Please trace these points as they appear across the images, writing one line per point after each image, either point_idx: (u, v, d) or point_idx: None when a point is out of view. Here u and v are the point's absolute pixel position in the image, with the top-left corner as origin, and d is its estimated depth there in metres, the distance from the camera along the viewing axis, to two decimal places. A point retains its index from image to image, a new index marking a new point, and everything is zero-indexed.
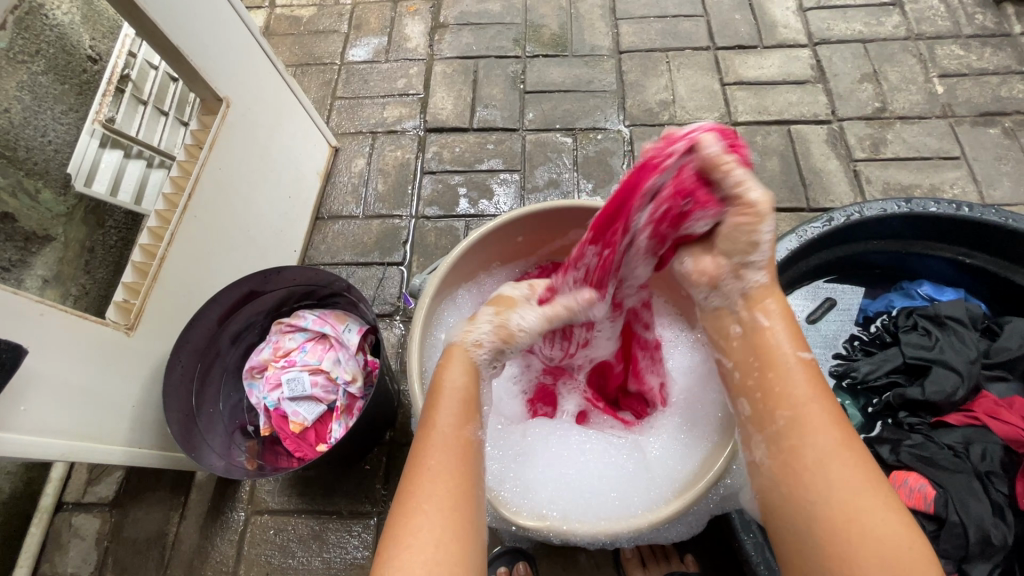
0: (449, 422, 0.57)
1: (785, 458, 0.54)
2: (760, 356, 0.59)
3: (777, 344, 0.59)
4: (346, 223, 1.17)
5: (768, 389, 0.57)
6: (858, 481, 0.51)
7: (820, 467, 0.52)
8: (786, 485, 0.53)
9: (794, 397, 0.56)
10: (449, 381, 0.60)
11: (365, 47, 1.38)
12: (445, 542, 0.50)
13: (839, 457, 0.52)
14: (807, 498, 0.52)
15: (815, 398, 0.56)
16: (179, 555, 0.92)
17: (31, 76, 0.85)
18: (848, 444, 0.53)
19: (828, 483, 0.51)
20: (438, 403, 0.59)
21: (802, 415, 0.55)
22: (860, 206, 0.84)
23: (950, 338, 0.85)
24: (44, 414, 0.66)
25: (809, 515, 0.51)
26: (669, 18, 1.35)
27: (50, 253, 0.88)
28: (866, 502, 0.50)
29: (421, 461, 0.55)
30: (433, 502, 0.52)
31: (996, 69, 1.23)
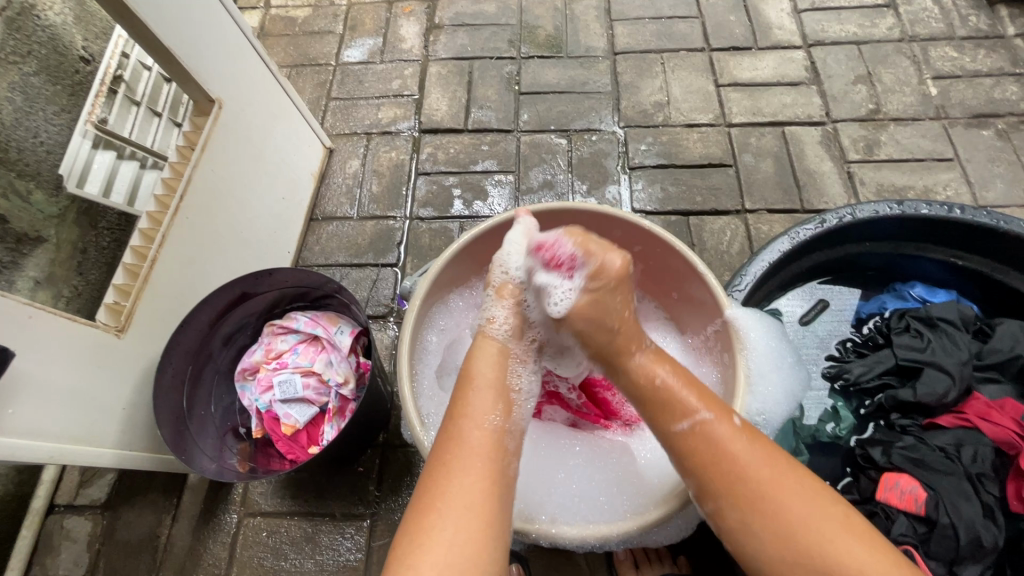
0: (475, 419, 0.58)
1: (722, 513, 0.55)
2: (661, 406, 0.59)
3: (677, 402, 0.58)
4: (340, 224, 1.17)
5: (689, 453, 0.57)
6: (802, 509, 0.52)
7: (761, 516, 0.53)
8: (733, 536, 0.55)
9: (712, 454, 0.56)
10: (479, 372, 0.63)
11: (360, 48, 1.38)
12: (462, 542, 0.50)
13: (776, 499, 0.53)
14: (755, 549, 0.53)
15: (734, 445, 0.55)
16: (171, 557, 0.91)
17: (23, 77, 0.87)
18: (786, 482, 0.54)
19: (768, 532, 0.53)
20: (468, 396, 0.60)
21: (755, 481, 0.54)
22: (852, 207, 0.84)
23: (942, 339, 0.85)
24: (32, 417, 0.66)
25: (763, 557, 0.53)
26: (664, 20, 1.35)
27: (41, 255, 0.89)
28: (816, 536, 0.51)
29: (442, 456, 0.55)
30: (451, 498, 0.52)
31: (990, 71, 1.23)
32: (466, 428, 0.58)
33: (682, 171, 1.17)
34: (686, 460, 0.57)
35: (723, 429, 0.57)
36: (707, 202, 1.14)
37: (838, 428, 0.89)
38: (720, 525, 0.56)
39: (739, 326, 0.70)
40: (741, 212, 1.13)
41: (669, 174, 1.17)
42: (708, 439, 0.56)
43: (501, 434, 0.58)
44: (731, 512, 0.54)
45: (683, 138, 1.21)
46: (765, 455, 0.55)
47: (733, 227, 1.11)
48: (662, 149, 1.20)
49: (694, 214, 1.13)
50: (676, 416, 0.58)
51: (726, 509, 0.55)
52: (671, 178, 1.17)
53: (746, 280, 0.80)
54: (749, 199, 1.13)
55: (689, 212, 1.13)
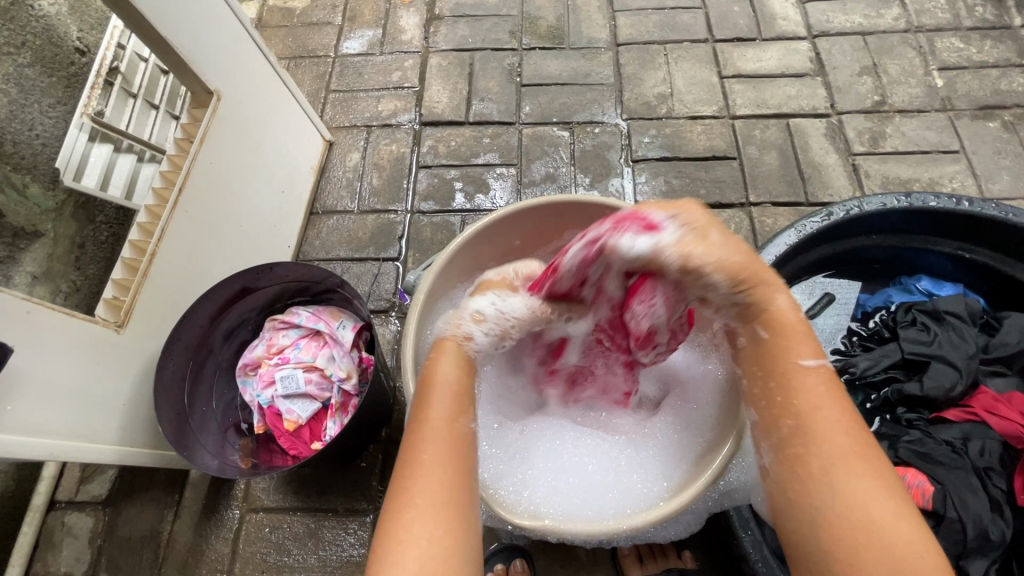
0: (442, 415, 0.56)
1: (797, 457, 0.52)
2: (772, 351, 0.56)
3: (793, 343, 0.56)
4: (340, 218, 1.16)
5: (784, 390, 0.55)
6: (872, 490, 0.49)
7: (829, 472, 0.50)
8: (790, 493, 0.52)
9: (805, 403, 0.53)
10: (442, 376, 0.59)
11: (359, 40, 1.36)
12: (433, 543, 0.48)
13: (853, 468, 0.50)
14: (814, 505, 0.50)
15: (827, 400, 0.53)
16: (174, 553, 0.91)
17: (17, 68, 0.85)
18: (866, 460, 0.51)
19: (834, 494, 0.49)
20: (432, 397, 0.57)
21: (836, 443, 0.51)
22: (859, 200, 0.84)
23: (948, 333, 0.85)
24: (31, 413, 0.65)
25: (817, 518, 0.50)
26: (667, 10, 1.34)
27: (40, 249, 0.87)
28: (880, 511, 0.48)
29: (413, 457, 0.53)
30: (423, 500, 0.50)
31: (996, 62, 1.22)
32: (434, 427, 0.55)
33: (685, 164, 1.16)
34: (785, 405, 0.54)
35: (831, 393, 0.54)
36: (711, 196, 1.13)
37: None
38: (782, 479, 0.53)
39: None
40: (745, 205, 1.12)
41: (672, 167, 1.16)
42: (815, 393, 0.54)
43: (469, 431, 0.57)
44: (807, 462, 0.52)
45: (686, 131, 1.20)
46: (853, 427, 0.53)
47: (736, 220, 1.10)
48: (665, 141, 1.19)
49: None
50: (801, 355, 0.55)
51: (802, 456, 0.52)
52: (675, 171, 1.16)
53: None
54: (753, 192, 1.12)
55: None
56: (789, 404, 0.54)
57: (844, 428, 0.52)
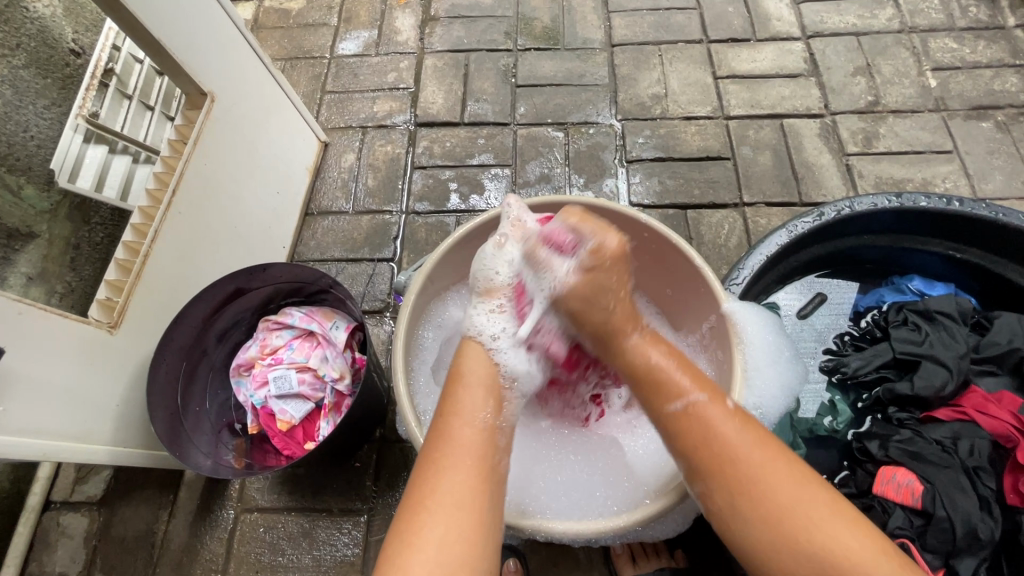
0: (466, 417, 0.58)
1: (709, 496, 0.55)
2: (653, 385, 0.61)
3: (673, 382, 0.59)
4: (335, 219, 1.16)
5: (679, 430, 0.58)
6: (794, 498, 0.52)
7: (745, 496, 0.53)
8: (720, 522, 0.55)
9: (700, 434, 0.56)
10: (468, 371, 0.63)
11: (355, 41, 1.36)
12: (452, 542, 0.50)
13: (763, 483, 0.53)
14: (739, 530, 0.53)
15: (724, 427, 0.56)
16: (168, 553, 0.91)
17: (12, 70, 0.85)
18: (777, 468, 0.53)
19: (754, 508, 0.52)
20: (457, 392, 0.61)
21: (746, 467, 0.54)
22: (851, 200, 0.84)
23: (939, 333, 0.85)
24: (25, 414, 0.66)
25: (747, 542, 0.53)
26: (661, 11, 1.34)
27: (34, 250, 0.87)
28: (800, 515, 0.51)
29: (431, 456, 0.55)
30: (441, 499, 0.52)
31: (990, 62, 1.22)
32: (458, 427, 0.58)
33: (679, 164, 1.16)
34: (677, 444, 0.58)
35: (718, 413, 0.57)
36: (705, 196, 1.13)
37: (836, 422, 0.88)
38: (709, 510, 0.56)
39: (736, 321, 0.69)
40: (739, 205, 1.12)
41: (666, 168, 1.16)
42: (704, 424, 0.56)
43: (493, 431, 0.59)
44: (720, 497, 0.54)
45: (680, 131, 1.20)
46: (755, 440, 0.55)
47: (730, 220, 1.10)
48: (660, 142, 1.19)
49: (692, 208, 1.12)
50: (670, 398, 0.59)
51: (713, 491, 0.54)
52: (669, 171, 1.16)
53: (744, 274, 0.80)
54: (747, 192, 1.13)
55: (687, 206, 1.12)
56: (678, 446, 0.57)
57: (752, 446, 0.55)
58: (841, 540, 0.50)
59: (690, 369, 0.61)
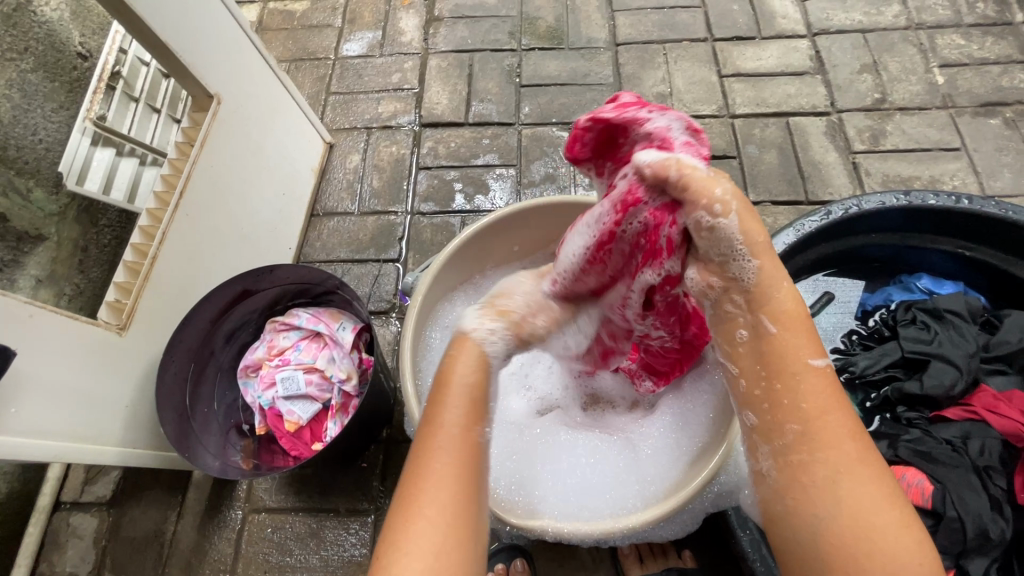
0: (461, 425, 0.49)
1: (795, 466, 0.47)
2: (777, 362, 0.48)
3: (798, 344, 0.48)
4: (341, 219, 1.16)
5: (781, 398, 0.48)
6: (880, 500, 0.44)
7: (834, 483, 0.45)
8: (790, 504, 0.47)
9: (812, 410, 0.47)
10: (460, 377, 0.51)
11: (359, 42, 1.36)
12: (439, 561, 0.44)
13: (855, 474, 0.45)
14: (813, 517, 0.45)
15: (831, 406, 0.47)
16: (177, 553, 0.92)
17: (20, 74, 0.86)
18: (872, 461, 0.46)
19: (843, 498, 0.44)
20: (444, 400, 0.50)
21: (844, 453, 0.45)
22: (858, 199, 0.84)
23: (949, 331, 0.84)
24: (35, 416, 0.66)
25: (821, 534, 0.45)
26: (666, 9, 1.34)
27: (43, 253, 0.88)
28: (885, 522, 0.44)
29: (418, 464, 0.47)
30: (429, 512, 0.45)
31: (998, 58, 1.22)
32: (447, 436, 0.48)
33: None
34: (780, 412, 0.48)
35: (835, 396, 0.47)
36: None
37: None
38: (785, 483, 0.47)
39: None
40: None
41: None
42: (819, 398, 0.47)
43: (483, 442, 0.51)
44: (809, 476, 0.46)
45: None
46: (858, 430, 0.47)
47: None
48: None
49: None
50: (793, 359, 0.48)
51: (803, 467, 0.46)
52: None
53: None
54: (753, 191, 1.12)
55: None
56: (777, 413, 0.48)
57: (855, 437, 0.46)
58: (923, 555, 0.43)
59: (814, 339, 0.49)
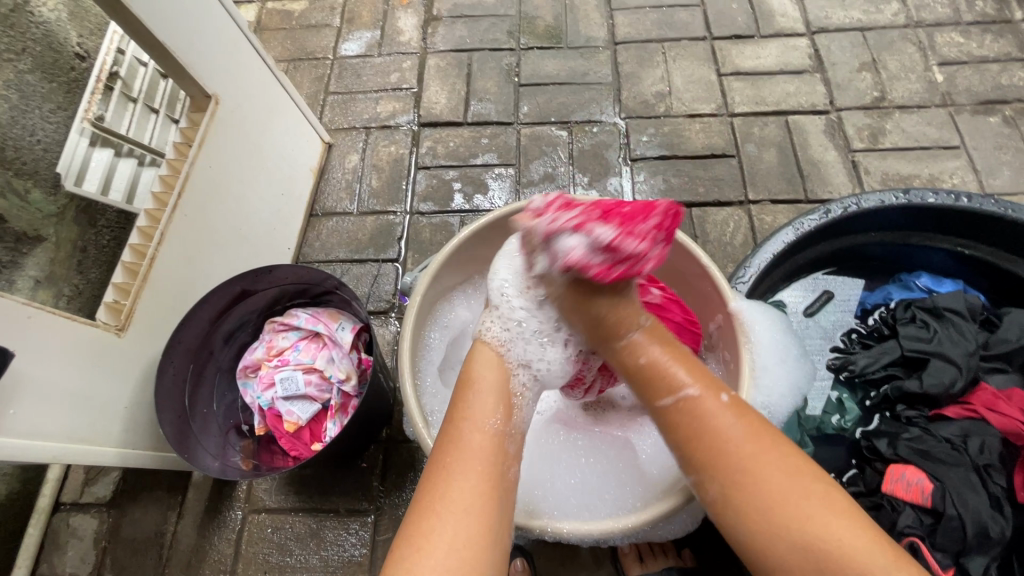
0: (476, 422, 0.57)
1: (705, 489, 0.53)
2: (647, 382, 0.59)
3: (668, 376, 0.58)
4: (340, 220, 1.16)
5: (675, 426, 0.56)
6: (787, 492, 0.50)
7: (739, 487, 0.51)
8: (720, 521, 0.53)
9: (696, 430, 0.55)
10: (479, 378, 0.62)
11: (358, 42, 1.36)
12: (460, 544, 0.49)
13: (760, 472, 0.51)
14: (736, 528, 0.51)
15: (719, 417, 0.54)
16: (177, 553, 0.92)
17: (18, 75, 0.86)
18: (769, 457, 0.51)
19: (744, 505, 0.51)
20: (466, 398, 0.60)
21: (741, 459, 0.52)
22: (857, 197, 0.83)
23: (948, 329, 0.84)
24: (33, 417, 0.66)
25: (742, 538, 0.51)
26: (665, 8, 1.33)
27: (42, 254, 0.88)
28: (794, 510, 0.49)
29: (441, 459, 0.54)
30: (451, 501, 0.51)
31: (997, 56, 1.21)
32: (466, 431, 0.57)
33: (683, 163, 1.16)
34: (675, 436, 0.56)
35: (715, 405, 0.55)
36: (710, 193, 1.13)
37: (843, 420, 0.89)
38: (706, 503, 0.54)
39: (744, 321, 0.69)
40: (744, 203, 1.11)
41: (671, 166, 1.16)
42: (696, 418, 0.55)
43: (502, 438, 0.57)
44: (714, 488, 0.53)
45: (685, 129, 1.20)
46: (754, 431, 0.53)
47: (736, 218, 1.10)
48: (664, 140, 1.19)
49: (697, 206, 1.12)
50: (660, 392, 0.58)
51: (708, 485, 0.53)
52: (673, 169, 1.16)
53: (750, 271, 0.80)
54: (752, 190, 1.12)
55: (691, 204, 1.12)
56: (674, 440, 0.56)
57: (745, 438, 0.53)
58: (837, 529, 0.48)
59: (691, 366, 0.58)
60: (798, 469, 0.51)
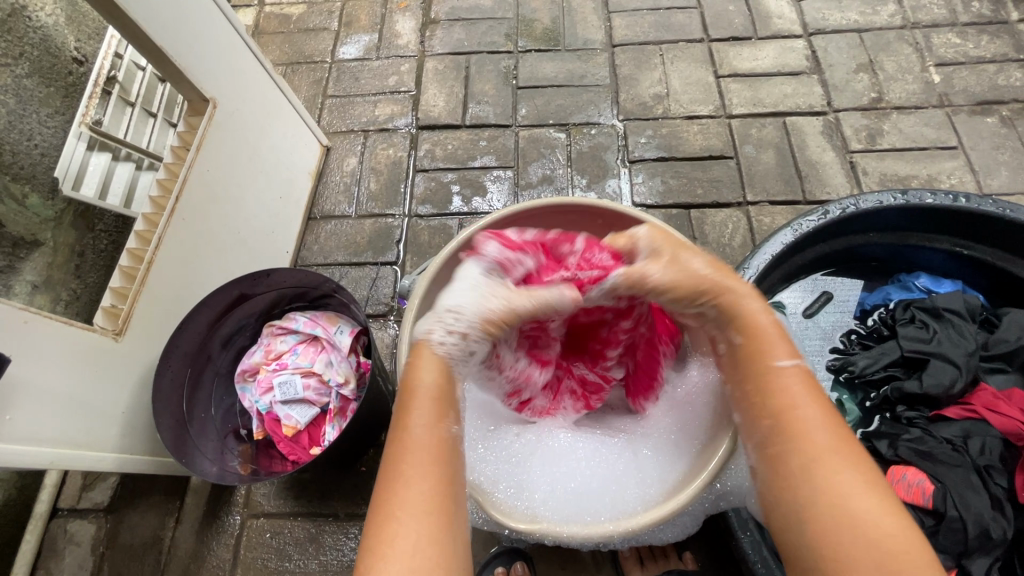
0: (420, 428, 0.56)
1: (779, 457, 0.54)
2: (753, 353, 0.59)
3: (770, 344, 0.59)
4: (338, 223, 1.16)
5: (758, 380, 0.58)
6: (860, 483, 0.50)
7: (816, 462, 0.52)
8: (778, 491, 0.53)
9: (786, 397, 0.55)
10: (421, 383, 0.59)
11: (355, 45, 1.36)
12: (422, 548, 0.49)
13: (836, 458, 0.51)
14: (795, 501, 0.52)
15: (808, 396, 0.55)
16: (175, 559, 0.91)
17: (16, 79, 0.86)
18: (849, 449, 0.52)
19: (820, 480, 0.51)
20: (410, 407, 0.57)
21: (823, 439, 0.53)
22: (856, 198, 0.83)
23: (948, 330, 0.84)
24: (30, 422, 0.65)
25: (803, 512, 0.51)
26: (662, 10, 1.34)
27: (39, 258, 0.88)
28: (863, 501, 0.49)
29: (393, 468, 0.54)
30: (407, 509, 0.51)
31: (993, 57, 1.22)
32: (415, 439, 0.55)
33: (682, 164, 1.16)
34: (763, 399, 0.57)
35: (812, 387, 0.56)
36: (708, 195, 1.13)
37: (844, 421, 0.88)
38: (771, 476, 0.54)
39: None
40: (742, 204, 1.11)
41: (669, 167, 1.16)
42: (795, 387, 0.56)
43: (449, 438, 0.56)
44: (791, 457, 0.53)
45: (683, 131, 1.20)
46: (835, 422, 0.54)
47: (734, 219, 1.10)
48: (662, 142, 1.19)
49: (695, 207, 1.12)
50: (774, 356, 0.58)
51: (785, 453, 0.53)
52: (671, 171, 1.15)
53: (749, 273, 0.79)
54: (751, 191, 1.12)
55: (690, 205, 1.12)
56: (761, 401, 0.57)
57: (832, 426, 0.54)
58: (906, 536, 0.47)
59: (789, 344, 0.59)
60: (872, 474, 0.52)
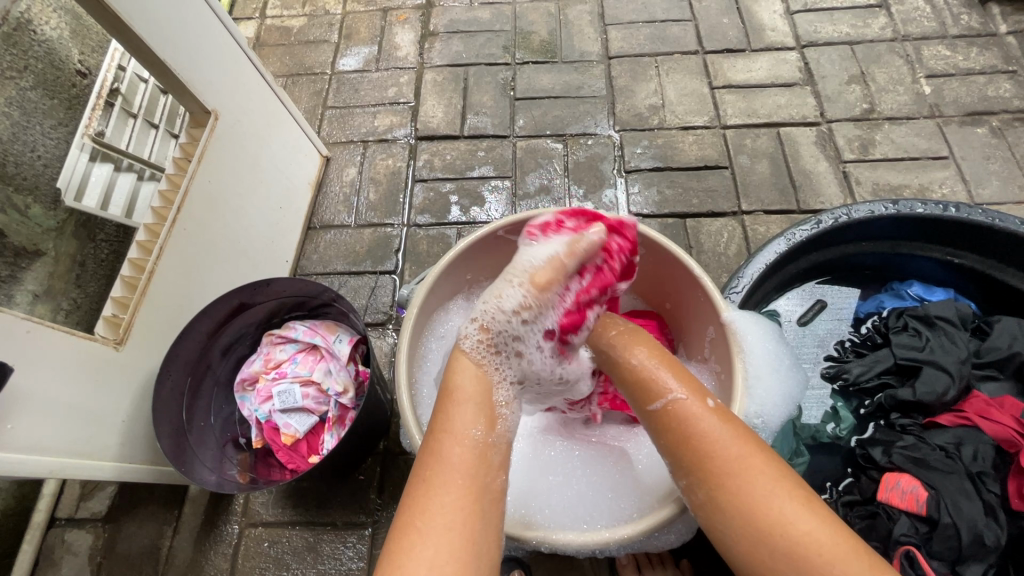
0: (457, 434, 0.58)
1: (694, 491, 0.56)
2: (640, 387, 0.62)
3: (655, 383, 0.61)
4: (338, 232, 1.17)
5: (663, 430, 0.59)
6: (767, 494, 0.52)
7: (723, 491, 0.53)
8: (703, 517, 0.55)
9: (687, 430, 0.57)
10: (459, 386, 0.62)
11: (355, 57, 1.38)
12: (442, 562, 0.50)
13: (739, 478, 0.53)
14: (719, 526, 0.53)
15: (707, 424, 0.57)
16: (173, 567, 0.91)
17: (20, 92, 0.83)
18: (754, 462, 0.54)
19: (732, 507, 0.53)
20: (449, 410, 0.60)
21: (729, 462, 0.54)
22: (848, 208, 0.84)
23: (940, 339, 0.85)
24: (31, 430, 0.66)
25: (725, 534, 0.53)
26: (657, 23, 1.36)
27: (41, 268, 0.89)
28: (775, 511, 0.51)
29: (423, 473, 0.56)
30: (433, 519, 0.52)
31: (983, 69, 1.24)
32: (448, 446, 0.57)
33: (678, 174, 1.17)
34: (664, 438, 0.59)
35: (699, 409, 0.58)
36: (704, 205, 1.14)
37: (839, 428, 0.88)
38: (691, 504, 0.56)
39: (737, 330, 0.69)
40: (737, 213, 1.13)
41: (665, 177, 1.17)
42: (688, 420, 0.57)
43: (485, 447, 0.58)
44: (702, 491, 0.55)
45: (678, 141, 1.21)
46: (737, 434, 0.56)
47: (729, 229, 1.11)
48: (658, 151, 1.20)
49: (691, 216, 1.13)
50: (652, 397, 0.61)
51: (694, 487, 0.55)
52: (667, 181, 1.17)
53: (743, 282, 0.80)
54: (745, 201, 1.14)
55: (685, 215, 1.13)
56: (665, 443, 0.59)
57: (735, 444, 0.55)
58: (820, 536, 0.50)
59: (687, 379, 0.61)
60: (783, 476, 0.54)
